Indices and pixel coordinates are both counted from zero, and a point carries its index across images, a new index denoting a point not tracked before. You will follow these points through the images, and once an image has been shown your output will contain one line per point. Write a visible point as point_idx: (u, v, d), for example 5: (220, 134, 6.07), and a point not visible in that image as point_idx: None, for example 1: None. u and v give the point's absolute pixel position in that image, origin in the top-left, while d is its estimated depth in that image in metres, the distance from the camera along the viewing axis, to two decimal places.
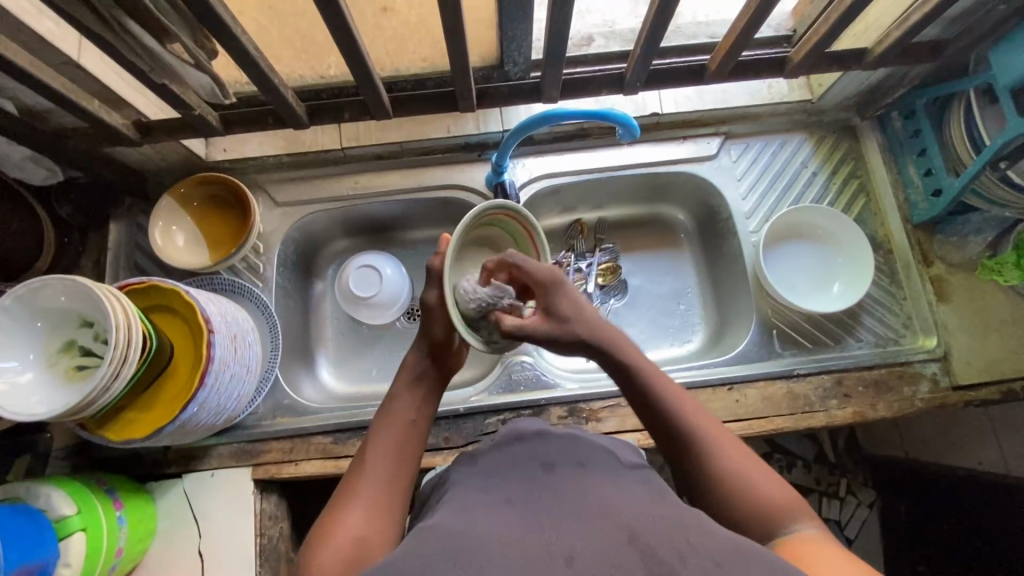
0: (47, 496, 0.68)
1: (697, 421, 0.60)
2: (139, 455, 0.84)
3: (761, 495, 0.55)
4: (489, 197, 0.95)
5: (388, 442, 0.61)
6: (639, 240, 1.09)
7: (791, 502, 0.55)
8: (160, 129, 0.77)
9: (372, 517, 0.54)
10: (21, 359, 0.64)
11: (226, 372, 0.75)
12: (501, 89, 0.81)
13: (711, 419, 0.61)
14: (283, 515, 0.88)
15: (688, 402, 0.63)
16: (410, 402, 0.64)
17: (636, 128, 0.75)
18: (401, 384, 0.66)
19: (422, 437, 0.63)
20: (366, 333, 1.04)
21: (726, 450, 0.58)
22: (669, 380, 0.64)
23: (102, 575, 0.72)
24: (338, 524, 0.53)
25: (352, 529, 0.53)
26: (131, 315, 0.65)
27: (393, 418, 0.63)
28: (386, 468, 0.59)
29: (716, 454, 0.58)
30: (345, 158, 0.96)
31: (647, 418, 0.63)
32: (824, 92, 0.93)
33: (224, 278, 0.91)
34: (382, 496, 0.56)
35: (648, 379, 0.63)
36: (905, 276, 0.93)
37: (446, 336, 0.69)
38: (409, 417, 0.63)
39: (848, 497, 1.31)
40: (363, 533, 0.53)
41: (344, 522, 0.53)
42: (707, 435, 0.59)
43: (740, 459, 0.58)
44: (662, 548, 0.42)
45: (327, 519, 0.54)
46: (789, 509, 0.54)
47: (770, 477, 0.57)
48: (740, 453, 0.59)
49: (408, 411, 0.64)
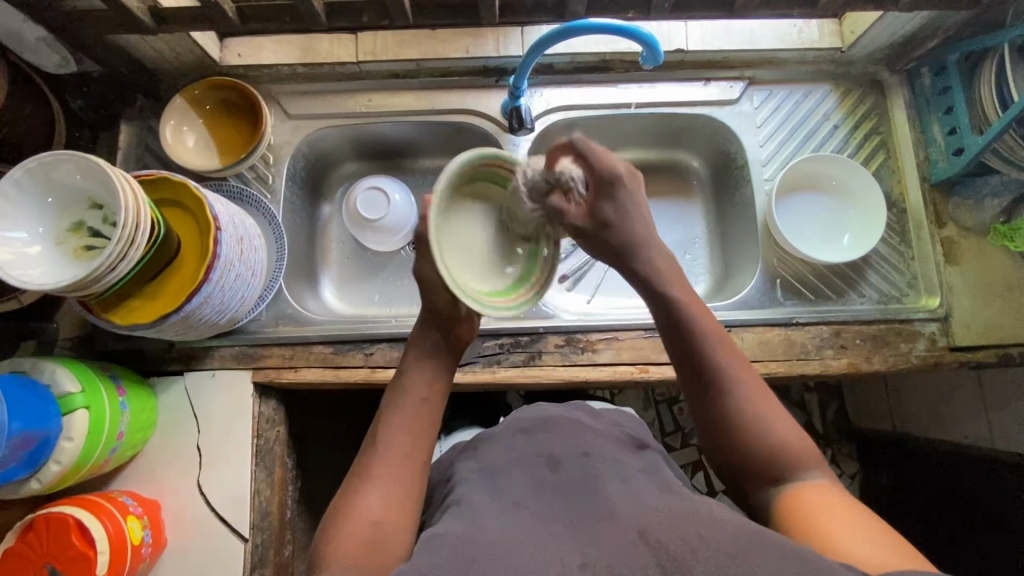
0: (54, 373, 0.70)
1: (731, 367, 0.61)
2: (142, 351, 0.86)
3: (778, 436, 0.58)
4: (503, 126, 0.94)
5: (402, 420, 0.62)
6: (651, 186, 1.08)
7: (803, 454, 0.57)
8: (176, 19, 0.75)
9: (389, 498, 0.56)
10: (31, 232, 0.64)
11: (231, 271, 0.76)
12: (524, 2, 0.80)
13: (737, 350, 0.62)
14: (280, 420, 0.89)
15: (726, 343, 0.62)
16: (420, 383, 0.65)
17: (661, 51, 0.74)
18: (411, 359, 0.67)
19: (434, 412, 0.64)
20: (371, 258, 1.05)
21: (750, 383, 0.60)
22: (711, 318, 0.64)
23: (103, 456, 0.74)
24: (356, 506, 0.55)
25: (370, 511, 0.55)
26: (140, 199, 0.64)
27: (405, 397, 0.64)
28: (401, 450, 0.60)
29: (739, 385, 0.60)
30: (360, 74, 0.94)
31: (675, 343, 0.63)
32: (855, 40, 0.91)
33: (233, 185, 0.91)
34: (397, 479, 0.58)
35: (680, 302, 0.64)
36: (916, 235, 0.92)
37: (448, 306, 0.66)
38: (421, 394, 0.64)
39: (832, 467, 1.38)
40: (381, 516, 0.55)
41: (363, 503, 0.55)
42: (731, 365, 0.61)
43: (762, 396, 0.60)
44: (675, 545, 0.46)
45: (344, 501, 0.56)
46: (801, 457, 0.57)
47: (788, 426, 0.58)
48: (761, 388, 0.60)
49: (419, 389, 0.64)
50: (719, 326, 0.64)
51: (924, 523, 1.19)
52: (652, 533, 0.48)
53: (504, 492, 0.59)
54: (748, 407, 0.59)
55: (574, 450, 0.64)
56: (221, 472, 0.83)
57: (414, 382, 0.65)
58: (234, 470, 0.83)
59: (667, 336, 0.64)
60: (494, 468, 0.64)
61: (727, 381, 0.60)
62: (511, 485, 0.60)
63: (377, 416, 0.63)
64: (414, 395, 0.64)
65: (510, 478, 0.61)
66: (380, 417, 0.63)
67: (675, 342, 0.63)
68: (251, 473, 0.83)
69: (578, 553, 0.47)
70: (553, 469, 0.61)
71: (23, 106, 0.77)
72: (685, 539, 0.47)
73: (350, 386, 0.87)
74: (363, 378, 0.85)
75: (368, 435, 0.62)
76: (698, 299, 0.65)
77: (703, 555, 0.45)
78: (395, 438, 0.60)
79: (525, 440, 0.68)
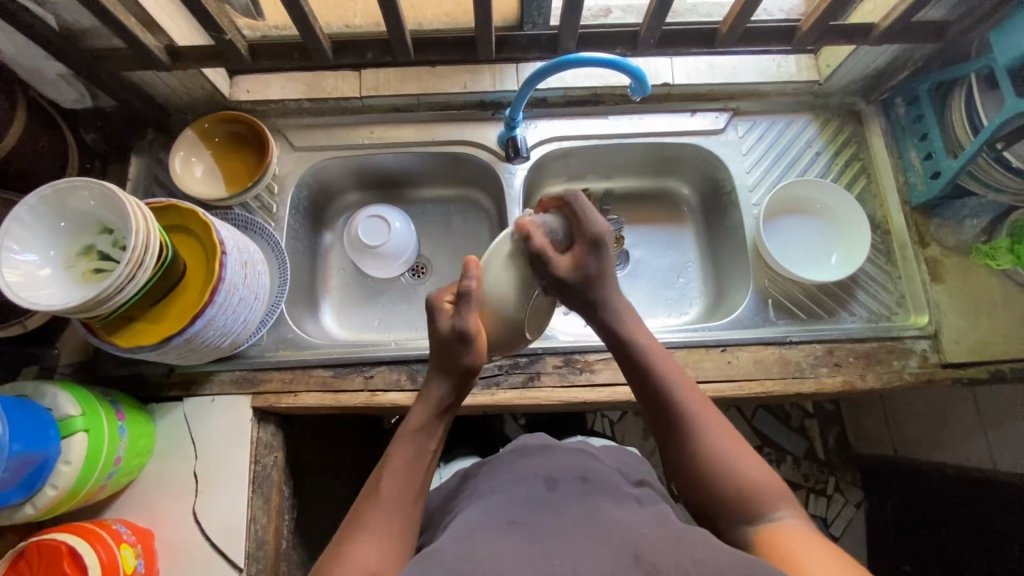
0: (54, 396, 0.70)
1: (704, 425, 0.64)
2: (142, 377, 0.86)
3: (748, 475, 0.60)
4: (499, 155, 0.99)
5: (402, 472, 0.62)
6: (644, 212, 1.11)
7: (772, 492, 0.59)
8: (190, 56, 0.80)
9: (383, 548, 0.56)
10: (42, 254, 0.66)
11: (235, 295, 0.77)
12: (519, 40, 0.86)
13: (701, 398, 0.66)
14: (280, 446, 0.88)
15: (697, 403, 0.66)
16: (429, 436, 0.66)
17: (648, 83, 0.78)
18: (423, 411, 0.67)
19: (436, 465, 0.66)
20: (371, 285, 1.07)
21: (712, 421, 0.64)
22: (685, 382, 0.67)
23: (99, 481, 0.73)
24: (350, 556, 0.55)
25: (365, 561, 0.54)
26: (150, 223, 0.67)
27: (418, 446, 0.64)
28: (402, 503, 0.60)
29: (700, 421, 0.64)
30: (363, 108, 0.99)
31: (636, 389, 0.69)
32: (830, 73, 0.96)
33: (238, 214, 0.94)
34: (395, 529, 0.58)
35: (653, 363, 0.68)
36: (901, 256, 0.94)
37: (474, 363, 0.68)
38: (432, 447, 0.65)
39: (835, 495, 1.36)
40: (376, 570, 0.54)
41: (359, 553, 0.55)
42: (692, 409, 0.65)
43: (723, 433, 0.63)
44: (667, 567, 0.46)
45: (341, 546, 0.56)
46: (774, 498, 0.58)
47: (757, 468, 0.61)
48: (724, 431, 0.64)
49: (425, 440, 0.65)
50: (681, 371, 0.69)
51: (933, 550, 1.17)
52: (649, 558, 0.47)
53: (502, 508, 0.58)
54: (708, 450, 0.62)
55: (573, 474, 0.64)
56: (217, 500, 0.82)
57: (426, 433, 0.66)
58: (229, 498, 0.82)
59: (633, 379, 0.69)
60: (495, 488, 0.64)
61: (688, 419, 0.64)
62: (508, 502, 0.59)
63: (383, 458, 0.64)
64: (423, 446, 0.65)
65: (509, 494, 0.61)
66: (387, 459, 0.63)
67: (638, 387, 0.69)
68: (248, 502, 0.82)
69: (572, 568, 0.46)
70: (551, 487, 0.61)
71: (38, 137, 0.80)
72: (678, 564, 0.46)
73: (349, 409, 0.87)
74: (362, 401, 0.85)
75: (371, 475, 0.63)
76: (670, 359, 0.69)
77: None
78: (393, 490, 0.60)
79: (525, 461, 0.68)
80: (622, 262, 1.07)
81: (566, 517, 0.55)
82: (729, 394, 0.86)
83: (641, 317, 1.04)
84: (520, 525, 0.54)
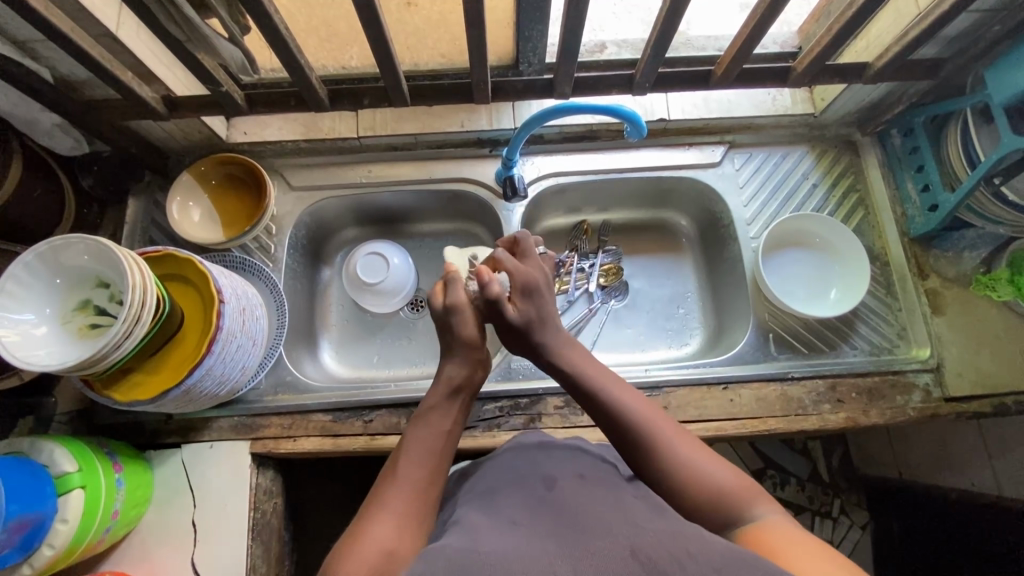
0: (51, 452, 0.69)
1: (665, 439, 0.61)
2: (141, 424, 0.86)
3: (713, 479, 0.57)
4: (497, 193, 0.99)
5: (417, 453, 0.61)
6: (641, 243, 1.11)
7: (742, 491, 0.56)
8: (187, 105, 0.80)
9: (399, 528, 0.53)
10: (38, 312, 0.66)
11: (233, 342, 0.77)
12: (515, 84, 0.87)
13: (662, 417, 0.64)
14: (278, 491, 0.88)
15: (658, 421, 0.63)
16: (443, 415, 0.66)
17: (644, 126, 0.80)
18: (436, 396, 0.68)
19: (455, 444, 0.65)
20: (369, 321, 1.05)
21: (674, 439, 0.61)
22: (638, 398, 0.65)
23: (96, 536, 0.72)
24: (366, 537, 0.51)
25: (381, 540, 0.51)
26: (147, 278, 0.66)
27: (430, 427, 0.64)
28: (416, 483, 0.58)
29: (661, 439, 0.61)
30: (360, 147, 1.00)
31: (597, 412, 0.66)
32: (826, 106, 0.97)
33: (236, 256, 0.94)
34: (409, 509, 0.55)
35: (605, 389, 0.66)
36: (901, 288, 0.94)
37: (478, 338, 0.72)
38: (447, 427, 0.65)
39: (841, 517, 1.26)
40: (394, 546, 0.51)
41: (375, 532, 0.52)
42: (651, 425, 0.62)
43: (688, 447, 0.61)
44: (663, 559, 0.44)
45: (356, 529, 0.53)
46: (744, 497, 0.55)
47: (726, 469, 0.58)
48: (690, 445, 0.61)
49: (441, 420, 0.65)
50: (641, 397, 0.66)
51: None
52: (646, 550, 0.45)
53: (503, 508, 0.56)
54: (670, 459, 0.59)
55: (569, 472, 0.62)
56: (216, 550, 0.81)
57: (437, 415, 0.66)
58: (227, 548, 0.81)
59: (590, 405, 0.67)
60: (491, 490, 0.61)
61: (650, 442, 0.61)
62: (508, 505, 0.57)
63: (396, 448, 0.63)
64: (437, 428, 0.64)
65: (507, 496, 0.59)
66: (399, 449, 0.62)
67: (597, 415, 0.66)
68: (247, 551, 0.81)
69: (569, 564, 0.44)
70: (549, 489, 0.59)
71: (36, 187, 0.80)
72: (673, 553, 0.44)
73: (349, 454, 0.86)
74: (362, 446, 0.85)
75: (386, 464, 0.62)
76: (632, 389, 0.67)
77: (691, 568, 0.42)
78: (410, 470, 0.59)
79: (522, 462, 0.66)
80: (622, 293, 1.07)
81: (563, 517, 0.53)
82: (732, 432, 0.85)
83: (641, 350, 1.03)
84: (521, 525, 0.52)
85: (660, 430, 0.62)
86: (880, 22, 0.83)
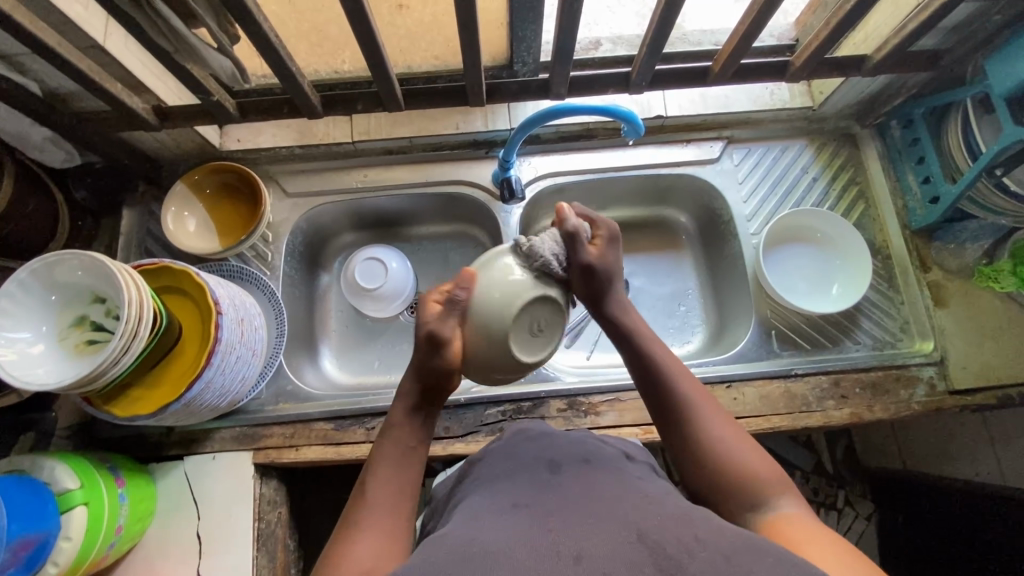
0: (52, 470, 0.69)
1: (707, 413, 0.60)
2: (142, 437, 0.86)
3: (744, 462, 0.56)
4: (494, 195, 0.98)
5: (389, 469, 0.59)
6: (642, 241, 1.10)
7: (772, 480, 0.55)
8: (179, 115, 0.79)
9: (375, 550, 0.52)
10: (34, 330, 0.65)
11: (232, 354, 0.76)
12: (510, 86, 0.86)
13: (706, 392, 0.63)
14: (282, 501, 0.88)
15: (701, 396, 0.62)
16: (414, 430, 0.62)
17: (641, 125, 0.79)
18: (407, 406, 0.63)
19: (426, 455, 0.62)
20: (370, 327, 1.05)
21: (713, 418, 0.60)
22: (684, 370, 0.65)
23: (101, 551, 0.72)
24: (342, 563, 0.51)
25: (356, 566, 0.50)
26: (143, 291, 0.65)
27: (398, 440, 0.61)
28: (388, 500, 0.56)
29: (702, 416, 0.60)
30: (355, 152, 0.99)
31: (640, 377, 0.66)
32: (824, 99, 0.96)
33: (232, 264, 0.93)
34: (384, 527, 0.54)
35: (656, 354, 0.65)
36: (902, 281, 0.94)
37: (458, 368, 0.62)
38: (416, 441, 0.62)
39: (846, 508, 1.28)
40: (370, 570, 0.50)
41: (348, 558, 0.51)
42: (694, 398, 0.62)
43: (727, 430, 0.59)
44: (672, 546, 0.43)
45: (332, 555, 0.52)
46: (774, 486, 0.54)
47: (759, 455, 0.57)
48: (730, 427, 0.60)
49: (413, 435, 0.62)
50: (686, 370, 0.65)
51: None
52: (653, 534, 0.44)
53: (505, 493, 0.55)
54: (705, 433, 0.59)
55: (575, 456, 0.61)
56: (222, 560, 0.81)
57: (405, 428, 0.62)
58: (233, 558, 0.81)
59: (639, 379, 0.66)
60: (496, 476, 0.61)
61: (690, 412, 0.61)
62: (509, 489, 0.56)
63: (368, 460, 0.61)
64: (405, 444, 0.61)
65: (510, 481, 0.58)
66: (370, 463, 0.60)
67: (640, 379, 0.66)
68: (253, 561, 0.81)
69: (575, 544, 0.43)
70: (554, 472, 0.58)
71: (29, 202, 0.79)
72: (682, 541, 0.43)
73: (352, 462, 0.86)
74: (365, 454, 0.84)
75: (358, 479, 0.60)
76: (679, 360, 0.66)
77: (701, 556, 0.41)
78: (381, 489, 0.57)
79: (525, 450, 0.65)
80: None
81: (571, 494, 0.52)
82: None
83: None
84: (525, 505, 0.51)
85: (703, 404, 0.61)
86: (879, 13, 0.82)
